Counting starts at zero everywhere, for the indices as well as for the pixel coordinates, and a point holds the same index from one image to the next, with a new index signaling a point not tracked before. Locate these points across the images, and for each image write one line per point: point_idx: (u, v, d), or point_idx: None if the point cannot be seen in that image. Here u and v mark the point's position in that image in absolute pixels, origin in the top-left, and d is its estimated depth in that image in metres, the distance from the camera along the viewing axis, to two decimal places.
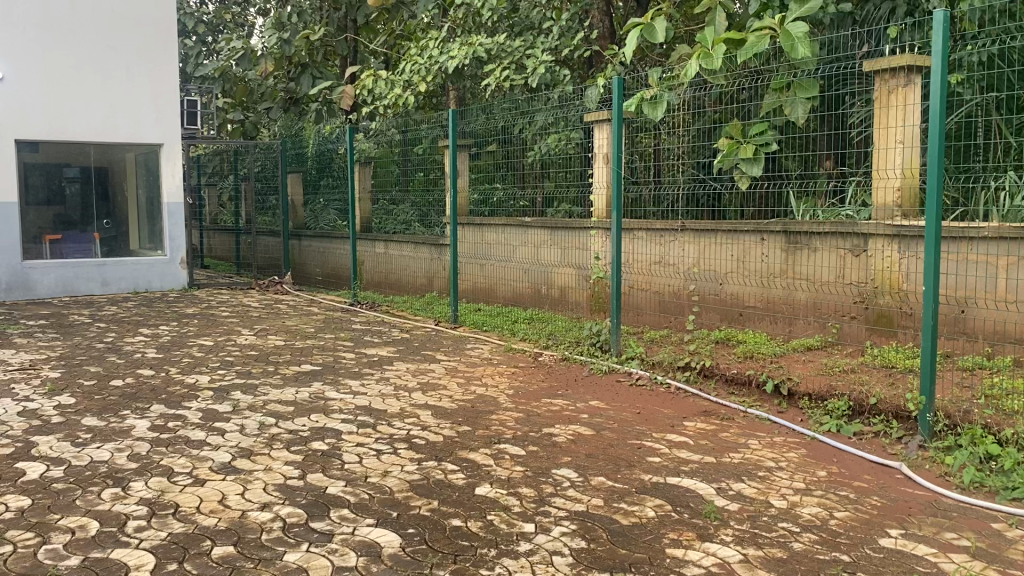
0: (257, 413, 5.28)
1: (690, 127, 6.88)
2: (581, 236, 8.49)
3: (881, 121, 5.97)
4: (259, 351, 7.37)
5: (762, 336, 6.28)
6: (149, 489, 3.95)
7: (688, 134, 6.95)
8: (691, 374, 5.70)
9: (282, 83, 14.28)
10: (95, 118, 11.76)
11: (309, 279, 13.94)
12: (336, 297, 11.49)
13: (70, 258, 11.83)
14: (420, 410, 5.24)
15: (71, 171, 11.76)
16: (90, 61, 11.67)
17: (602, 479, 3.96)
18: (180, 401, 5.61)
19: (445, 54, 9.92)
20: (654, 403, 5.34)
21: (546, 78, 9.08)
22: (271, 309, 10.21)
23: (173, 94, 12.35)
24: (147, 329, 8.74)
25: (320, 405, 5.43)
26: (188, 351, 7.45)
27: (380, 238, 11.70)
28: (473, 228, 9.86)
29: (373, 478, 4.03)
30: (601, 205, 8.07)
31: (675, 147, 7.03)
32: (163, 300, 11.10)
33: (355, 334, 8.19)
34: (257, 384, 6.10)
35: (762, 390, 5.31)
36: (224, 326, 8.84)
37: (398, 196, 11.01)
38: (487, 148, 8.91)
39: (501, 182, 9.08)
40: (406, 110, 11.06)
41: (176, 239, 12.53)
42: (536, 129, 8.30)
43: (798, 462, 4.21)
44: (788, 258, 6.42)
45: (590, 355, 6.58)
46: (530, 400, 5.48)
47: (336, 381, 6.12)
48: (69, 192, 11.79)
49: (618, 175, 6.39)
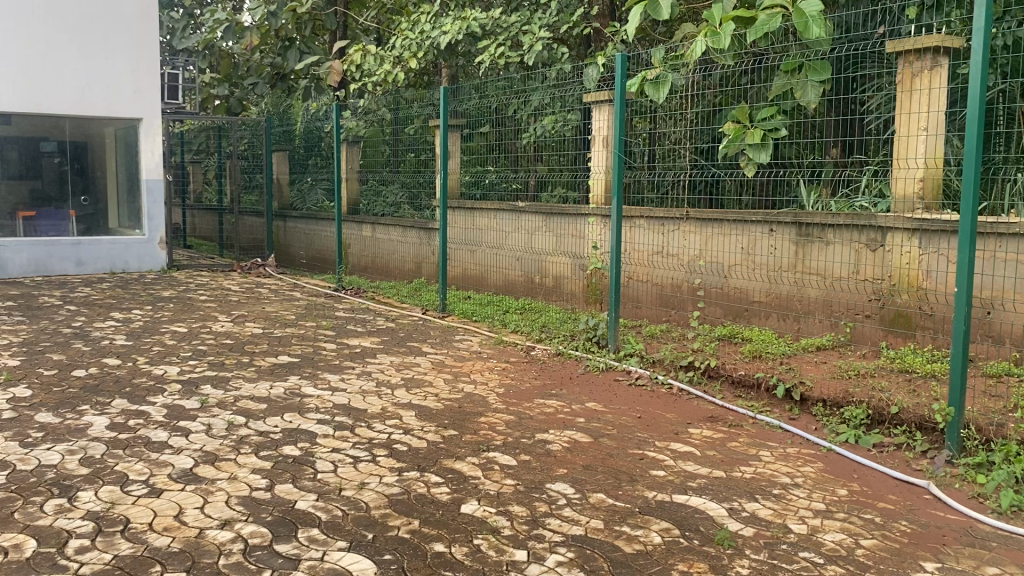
0: (227, 411, 4.88)
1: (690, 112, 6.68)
2: (577, 224, 8.06)
3: (903, 107, 5.55)
4: (235, 340, 6.95)
5: (769, 335, 5.91)
6: (99, 501, 3.54)
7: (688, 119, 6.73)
8: (694, 375, 5.33)
9: (269, 58, 13.89)
10: (71, 90, 11.26)
11: (294, 262, 13.55)
12: (320, 281, 11.07)
13: (44, 236, 11.39)
14: (403, 410, 4.85)
15: (48, 146, 11.34)
16: (67, 30, 11.15)
17: (601, 496, 3.58)
18: (144, 396, 5.20)
19: (438, 29, 9.49)
20: (655, 407, 4.96)
21: (542, 56, 8.66)
22: (252, 293, 9.78)
23: (154, 68, 11.83)
24: (119, 313, 8.31)
25: (295, 403, 5.03)
26: (160, 338, 7.03)
27: (368, 220, 11.29)
28: (464, 212, 9.40)
29: (348, 492, 3.64)
30: (600, 190, 7.76)
31: (673, 133, 6.81)
32: (140, 282, 10.66)
33: (338, 322, 7.78)
34: (230, 377, 5.69)
35: (773, 395, 4.92)
36: (200, 311, 8.42)
37: (388, 177, 10.60)
38: (479, 130, 8.57)
39: (494, 165, 8.68)
40: (397, 87, 10.63)
41: (155, 218, 12.01)
42: (531, 110, 7.89)
43: (815, 479, 3.84)
44: (799, 251, 6.03)
45: (586, 350, 6.19)
46: (522, 400, 5.10)
47: (314, 374, 5.72)
48: (45, 167, 11.38)
49: (619, 158, 5.98)
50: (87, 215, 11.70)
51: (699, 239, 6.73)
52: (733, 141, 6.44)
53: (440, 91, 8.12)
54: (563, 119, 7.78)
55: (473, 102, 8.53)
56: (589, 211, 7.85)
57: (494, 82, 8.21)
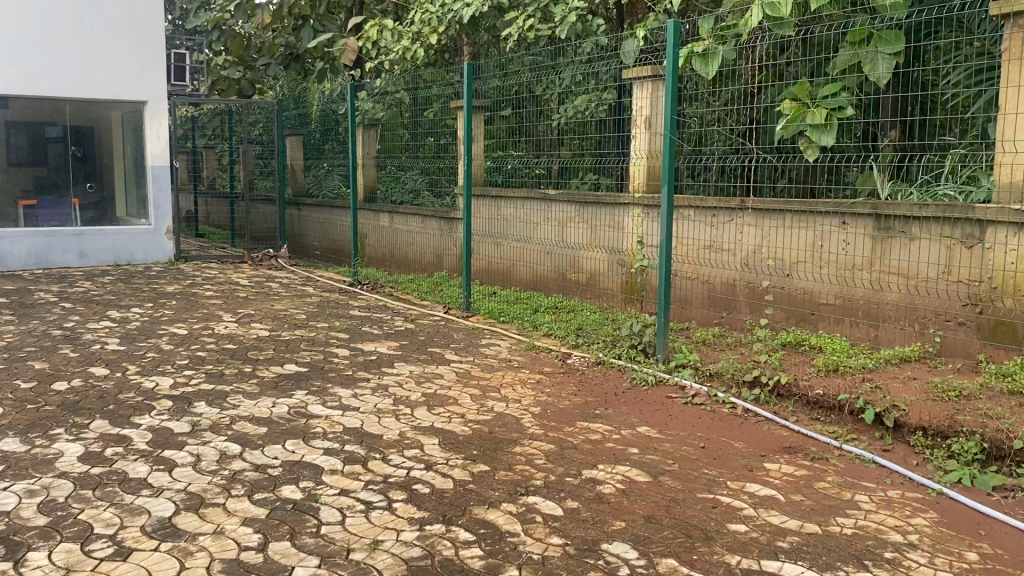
0: (220, 437, 4.20)
1: (717, 93, 6.27)
2: (614, 214, 7.28)
3: (1010, 78, 4.73)
4: (238, 344, 6.28)
5: (842, 345, 5.19)
6: (51, 567, 2.87)
7: (716, 100, 6.29)
8: (761, 394, 4.63)
9: (282, 37, 13.21)
10: (72, 71, 10.62)
11: (308, 252, 12.91)
12: (334, 274, 10.40)
13: (45, 226, 10.79)
14: (425, 437, 4.15)
15: (53, 131, 10.75)
16: (68, 7, 10.49)
17: (672, 563, 2.87)
18: (128, 417, 4.53)
19: (460, 2, 8.75)
20: (719, 433, 4.24)
21: (576, 29, 7.89)
22: (262, 288, 9.12)
23: (159, 46, 11.14)
24: (117, 312, 7.67)
25: (299, 427, 4.34)
26: (156, 343, 6.38)
27: (386, 208, 10.59)
28: (489, 200, 8.59)
29: (358, 554, 2.94)
30: (643, 176, 6.95)
31: (702, 114, 6.39)
32: (144, 276, 10.03)
33: (352, 323, 7.10)
34: (228, 393, 5.01)
35: (861, 421, 4.20)
36: (204, 310, 7.76)
37: (406, 162, 9.85)
38: (501, 112, 7.86)
39: (517, 147, 7.93)
40: (416, 65, 9.90)
41: (161, 207, 11.34)
42: (563, 87, 7.16)
43: (934, 537, 3.11)
44: (877, 248, 5.24)
45: (630, 359, 5.47)
46: (561, 423, 4.37)
47: (323, 389, 5.03)
48: (50, 153, 10.81)
49: (670, 141, 5.19)
50: (92, 203, 11.10)
51: (756, 232, 5.95)
52: (793, 121, 5.99)
53: (464, 67, 7.38)
54: (597, 98, 7.05)
55: (495, 81, 7.76)
56: (627, 201, 7.09)
57: (521, 56, 7.39)
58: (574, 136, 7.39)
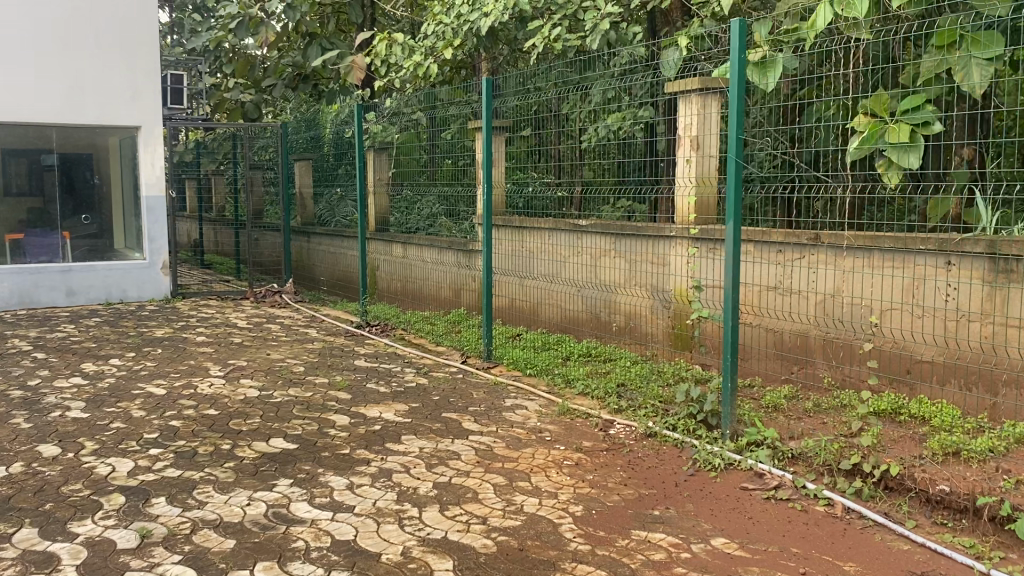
0: (173, 557, 3.25)
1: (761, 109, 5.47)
2: (655, 247, 6.31)
3: None
4: (221, 410, 5.35)
5: (955, 417, 4.21)
6: None
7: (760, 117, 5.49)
8: (865, 487, 3.65)
9: (289, 57, 12.37)
10: (57, 94, 9.79)
11: (317, 285, 12.07)
12: (343, 312, 9.50)
13: (31, 263, 9.95)
14: (437, 557, 3.19)
15: (49, 158, 10.00)
16: (53, 27, 9.67)
17: None
18: (64, 524, 3.61)
19: (477, 11, 7.85)
20: (822, 548, 3.26)
21: (608, 37, 6.97)
22: (261, 332, 8.20)
23: (153, 68, 10.33)
24: (92, 365, 6.77)
25: (276, 540, 3.39)
26: (126, 408, 5.45)
27: (400, 238, 9.68)
28: (512, 229, 7.64)
29: None
30: (687, 207, 6.03)
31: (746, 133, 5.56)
32: (136, 317, 9.17)
33: (356, 377, 6.17)
34: (196, 484, 4.06)
35: (1007, 532, 3.21)
36: (190, 361, 6.84)
37: (420, 189, 8.91)
38: (520, 133, 6.93)
39: (539, 168, 6.95)
40: (430, 84, 9.00)
41: (156, 240, 10.52)
42: (591, 106, 6.23)
43: None
44: (994, 297, 4.28)
45: (686, 432, 4.50)
46: (611, 533, 3.39)
47: (313, 478, 4.08)
48: (43, 182, 10.02)
49: (735, 163, 4.22)
50: (83, 237, 10.28)
51: (834, 273, 4.98)
52: (869, 140, 5.13)
53: (481, 82, 6.48)
54: (633, 115, 6.08)
55: (512, 100, 6.80)
56: (672, 233, 6.12)
57: (542, 68, 6.41)
58: (597, 158, 6.43)
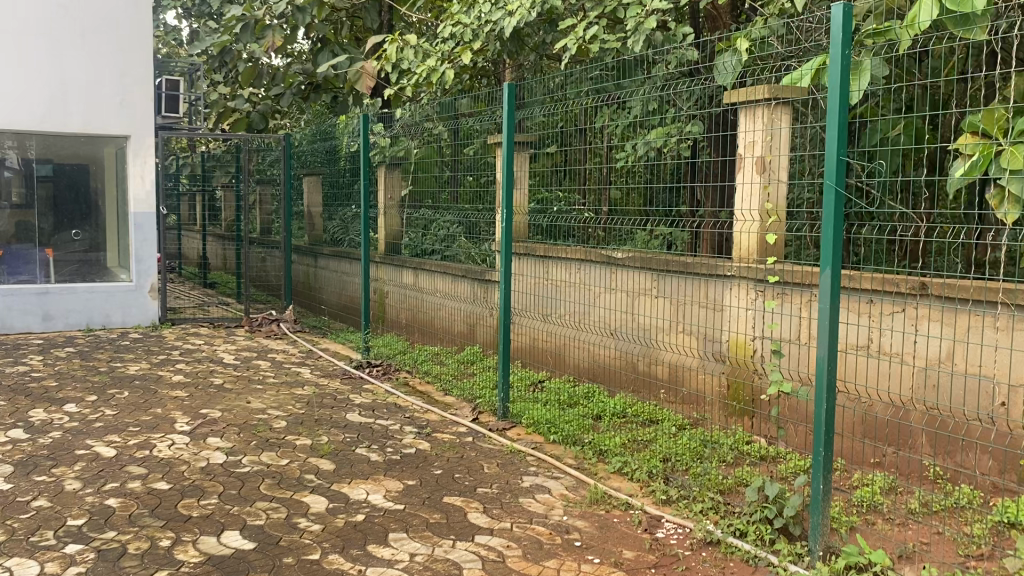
0: None
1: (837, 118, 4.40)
2: (709, 288, 5.25)
3: None
4: (172, 485, 4.32)
5: None
6: None
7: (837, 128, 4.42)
8: None
9: (299, 64, 11.38)
10: (36, 100, 8.90)
11: (324, 311, 11.15)
12: (344, 346, 8.53)
13: (6, 283, 9.05)
14: None
15: (43, 169, 9.19)
16: (34, 25, 8.79)
17: None
18: None
19: (501, 9, 6.83)
20: None
21: (653, 40, 5.94)
22: (248, 371, 7.21)
23: (145, 74, 9.43)
24: (41, 412, 5.76)
25: None
26: (60, 478, 4.44)
27: (410, 264, 8.71)
28: (536, 259, 6.58)
29: None
30: (750, 242, 4.97)
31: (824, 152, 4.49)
32: (113, 347, 8.21)
33: (346, 438, 5.15)
34: None
35: None
36: (156, 410, 5.83)
37: (433, 210, 7.82)
38: (546, 149, 5.90)
39: (563, 190, 5.88)
40: (448, 92, 7.98)
41: (144, 260, 9.59)
42: (630, 119, 5.22)
43: None
44: None
45: (764, 546, 3.43)
46: None
47: None
48: (36, 194, 9.20)
49: (837, 190, 3.21)
50: (68, 254, 9.39)
51: (949, 337, 3.93)
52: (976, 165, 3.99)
53: (503, 88, 5.54)
54: (677, 130, 5.02)
55: (536, 111, 5.79)
56: (730, 273, 5.06)
57: (573, 67, 5.40)
58: (627, 178, 5.44)
